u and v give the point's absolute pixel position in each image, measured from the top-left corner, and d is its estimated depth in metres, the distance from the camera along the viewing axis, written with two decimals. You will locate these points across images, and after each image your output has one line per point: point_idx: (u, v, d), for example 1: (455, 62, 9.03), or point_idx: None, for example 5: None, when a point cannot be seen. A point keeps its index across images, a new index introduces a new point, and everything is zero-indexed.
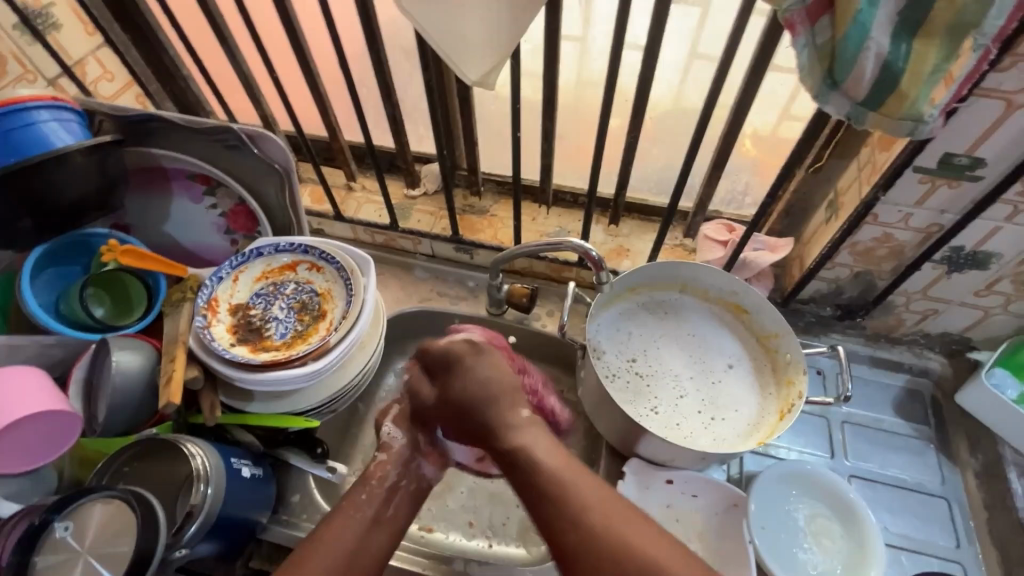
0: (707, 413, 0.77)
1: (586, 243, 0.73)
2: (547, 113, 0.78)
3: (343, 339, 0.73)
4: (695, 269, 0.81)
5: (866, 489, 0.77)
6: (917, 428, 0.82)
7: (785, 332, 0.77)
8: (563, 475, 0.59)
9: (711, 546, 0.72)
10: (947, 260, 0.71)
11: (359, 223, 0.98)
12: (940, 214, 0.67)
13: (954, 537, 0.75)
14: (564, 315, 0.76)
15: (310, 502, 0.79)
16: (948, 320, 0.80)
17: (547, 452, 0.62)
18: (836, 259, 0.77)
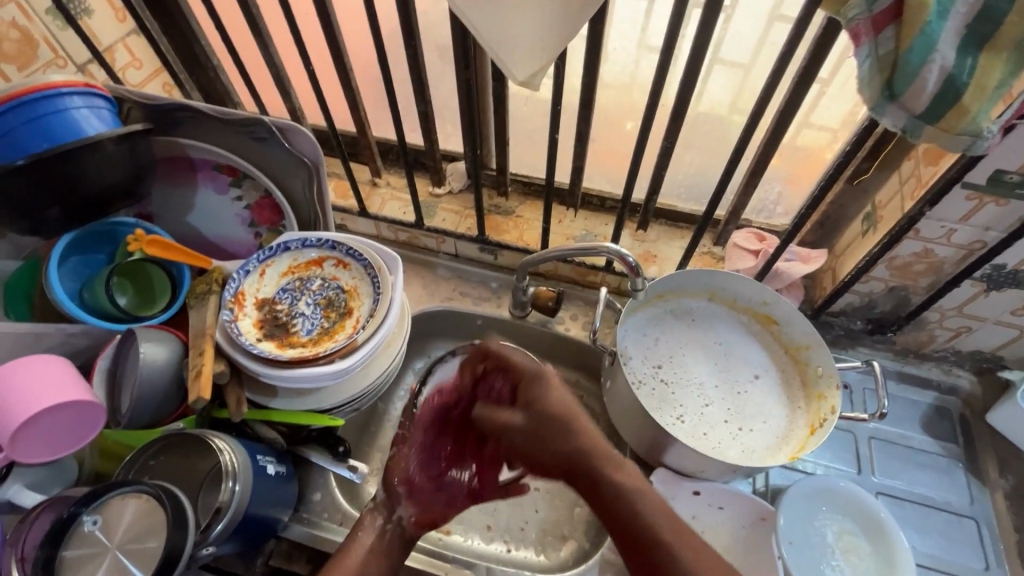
0: (735, 424, 0.76)
1: (621, 248, 0.72)
2: (584, 115, 0.77)
3: (371, 338, 0.72)
4: (727, 278, 0.80)
5: (892, 507, 0.76)
6: (946, 446, 0.81)
7: (817, 344, 0.76)
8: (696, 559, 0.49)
9: (737, 560, 0.71)
10: (987, 278, 0.70)
11: (384, 219, 0.97)
12: (983, 231, 0.66)
13: (983, 558, 0.73)
14: (596, 320, 0.74)
15: (331, 500, 0.77)
16: (981, 337, 0.79)
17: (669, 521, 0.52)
18: (872, 273, 0.76)
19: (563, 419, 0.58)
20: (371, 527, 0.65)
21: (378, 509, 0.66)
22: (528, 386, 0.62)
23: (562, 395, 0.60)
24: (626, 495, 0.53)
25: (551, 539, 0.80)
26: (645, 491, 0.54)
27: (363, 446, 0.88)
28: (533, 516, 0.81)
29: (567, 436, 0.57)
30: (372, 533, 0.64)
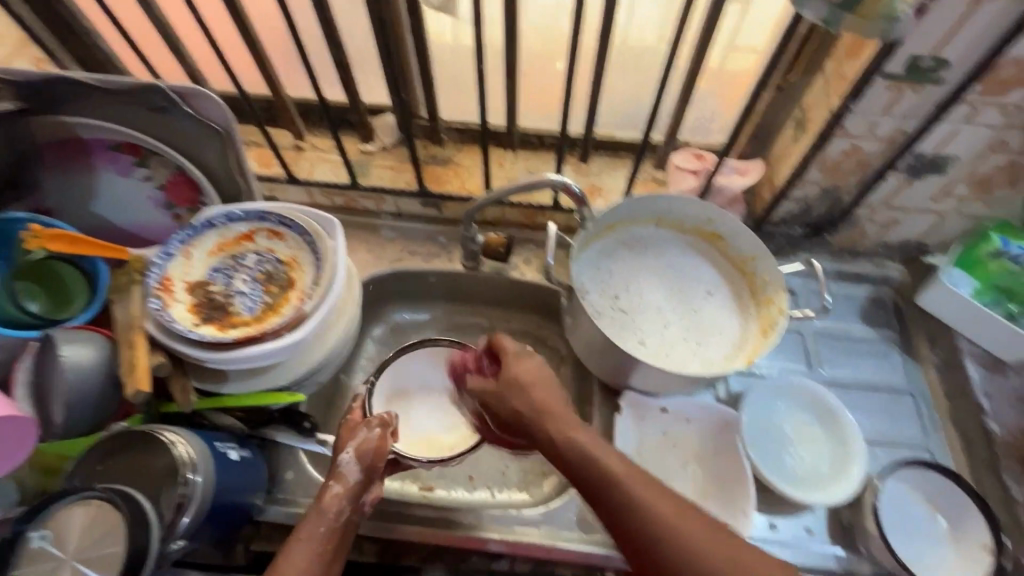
0: (695, 339, 0.78)
1: (565, 177, 0.71)
2: (511, 45, 0.73)
3: (319, 306, 0.69)
4: (671, 200, 0.81)
5: (841, 394, 0.82)
6: (883, 333, 0.87)
7: (762, 253, 0.78)
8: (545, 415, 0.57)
9: (709, 465, 0.74)
10: (909, 167, 0.73)
11: (314, 183, 0.91)
12: (904, 121, 0.68)
13: (921, 427, 0.79)
14: (551, 258, 0.73)
15: (306, 478, 0.74)
16: (908, 227, 0.84)
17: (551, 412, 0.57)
18: (805, 177, 0.78)
19: (531, 386, 0.59)
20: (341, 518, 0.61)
21: (345, 500, 0.62)
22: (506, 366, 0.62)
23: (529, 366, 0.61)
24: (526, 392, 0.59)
25: (533, 478, 0.81)
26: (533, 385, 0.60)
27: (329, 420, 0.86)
28: (512, 459, 0.82)
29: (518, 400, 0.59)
30: (332, 528, 0.60)
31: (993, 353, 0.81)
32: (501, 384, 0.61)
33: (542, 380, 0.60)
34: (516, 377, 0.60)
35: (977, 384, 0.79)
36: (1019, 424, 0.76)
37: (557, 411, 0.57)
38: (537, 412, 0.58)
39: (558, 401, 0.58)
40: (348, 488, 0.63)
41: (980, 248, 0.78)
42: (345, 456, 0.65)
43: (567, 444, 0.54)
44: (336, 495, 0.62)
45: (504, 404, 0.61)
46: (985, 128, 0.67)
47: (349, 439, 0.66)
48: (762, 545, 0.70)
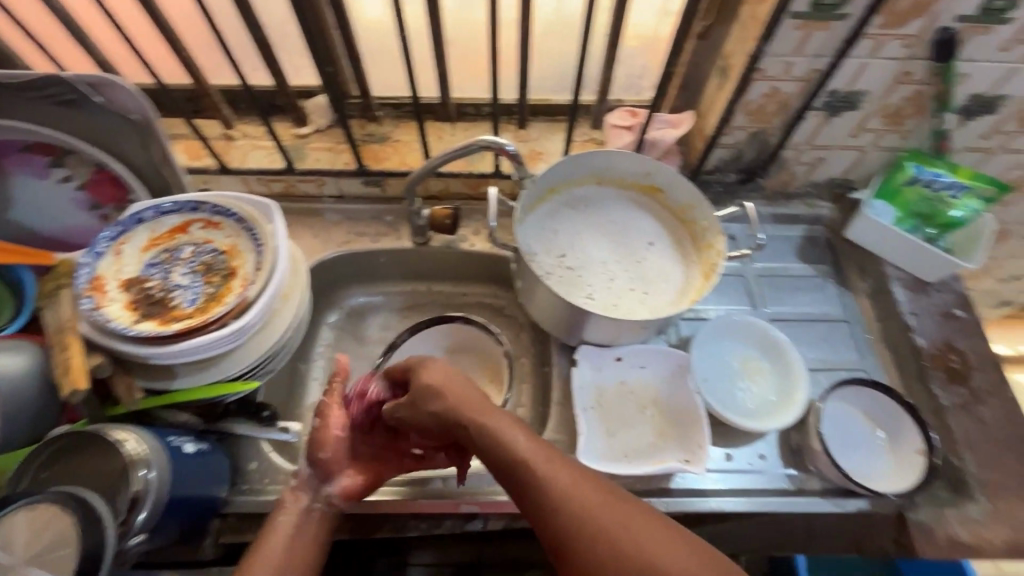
0: (642, 289, 0.80)
1: (501, 138, 0.72)
2: (433, 11, 0.72)
3: (263, 292, 0.68)
4: (608, 157, 0.83)
5: (784, 328, 0.86)
6: (817, 268, 0.91)
7: (698, 200, 0.81)
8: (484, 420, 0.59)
9: (665, 408, 0.77)
10: (826, 105, 0.77)
11: (249, 171, 0.89)
12: (816, 59, 0.71)
13: (858, 350, 0.84)
14: (495, 220, 0.73)
15: (270, 465, 0.73)
16: (832, 165, 0.89)
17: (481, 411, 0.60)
18: (733, 123, 0.80)
19: (447, 389, 0.63)
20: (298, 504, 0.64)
21: (301, 487, 0.65)
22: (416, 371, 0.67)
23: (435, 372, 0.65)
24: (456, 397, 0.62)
25: None
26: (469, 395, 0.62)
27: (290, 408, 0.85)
28: None
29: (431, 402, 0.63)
30: (295, 515, 0.63)
31: (915, 275, 0.87)
32: (412, 391, 0.65)
33: (461, 381, 0.64)
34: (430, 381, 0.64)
35: (904, 304, 0.84)
36: (943, 336, 0.81)
37: (478, 411, 0.60)
38: (456, 411, 0.61)
39: (479, 396, 0.62)
40: (303, 476, 0.66)
41: (897, 177, 0.84)
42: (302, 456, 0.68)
43: (497, 443, 0.57)
44: (291, 488, 0.66)
45: (420, 409, 0.64)
46: (890, 61, 0.71)
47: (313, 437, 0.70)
48: (720, 474, 0.74)
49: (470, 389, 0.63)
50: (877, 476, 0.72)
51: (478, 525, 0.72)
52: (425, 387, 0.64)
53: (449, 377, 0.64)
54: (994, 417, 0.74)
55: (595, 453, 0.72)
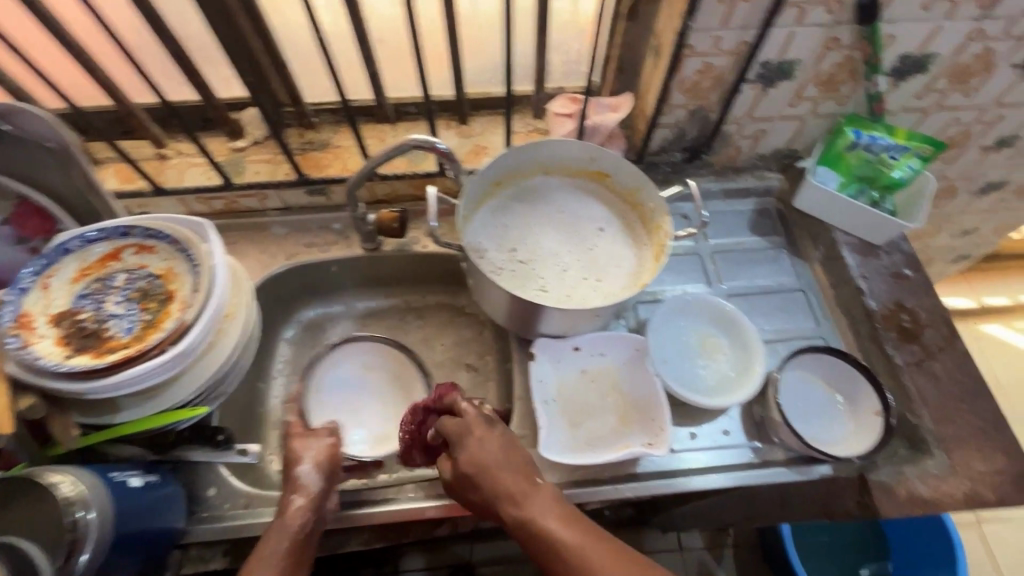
0: (595, 276, 0.79)
1: (430, 136, 0.71)
2: (352, 10, 0.70)
3: (202, 313, 0.66)
4: (551, 146, 0.82)
5: (740, 302, 0.87)
6: (770, 239, 0.92)
7: (643, 182, 0.80)
8: (545, 522, 0.56)
9: (626, 393, 0.77)
10: (760, 77, 0.77)
11: (186, 190, 0.86)
12: (744, 31, 0.70)
13: (814, 318, 0.85)
14: (435, 218, 0.70)
15: (229, 490, 0.71)
16: (775, 136, 0.89)
17: (543, 506, 0.57)
18: (671, 102, 0.80)
19: (491, 475, 0.59)
20: (301, 528, 0.59)
21: (306, 510, 0.60)
22: (460, 443, 0.63)
23: (484, 449, 0.61)
24: (512, 493, 0.58)
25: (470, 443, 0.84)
26: (524, 487, 0.59)
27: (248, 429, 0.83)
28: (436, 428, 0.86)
29: (477, 487, 0.60)
30: (294, 540, 0.58)
31: (864, 239, 0.87)
32: (454, 466, 0.62)
33: (512, 460, 0.60)
34: (473, 464, 0.60)
35: (854, 268, 0.85)
36: (893, 297, 0.81)
37: (539, 508, 0.57)
38: (500, 495, 0.58)
39: (522, 483, 0.59)
40: (308, 500, 0.61)
41: (838, 143, 0.84)
42: (303, 467, 0.63)
43: (556, 547, 0.54)
44: (299, 507, 0.60)
45: (461, 486, 0.62)
46: (816, 27, 0.71)
47: (304, 453, 0.65)
48: (684, 454, 0.74)
49: (514, 468, 0.60)
50: (835, 441, 0.73)
51: (446, 529, 0.72)
52: (477, 467, 0.60)
53: (501, 454, 0.61)
54: (946, 372, 0.75)
55: (558, 444, 0.72)
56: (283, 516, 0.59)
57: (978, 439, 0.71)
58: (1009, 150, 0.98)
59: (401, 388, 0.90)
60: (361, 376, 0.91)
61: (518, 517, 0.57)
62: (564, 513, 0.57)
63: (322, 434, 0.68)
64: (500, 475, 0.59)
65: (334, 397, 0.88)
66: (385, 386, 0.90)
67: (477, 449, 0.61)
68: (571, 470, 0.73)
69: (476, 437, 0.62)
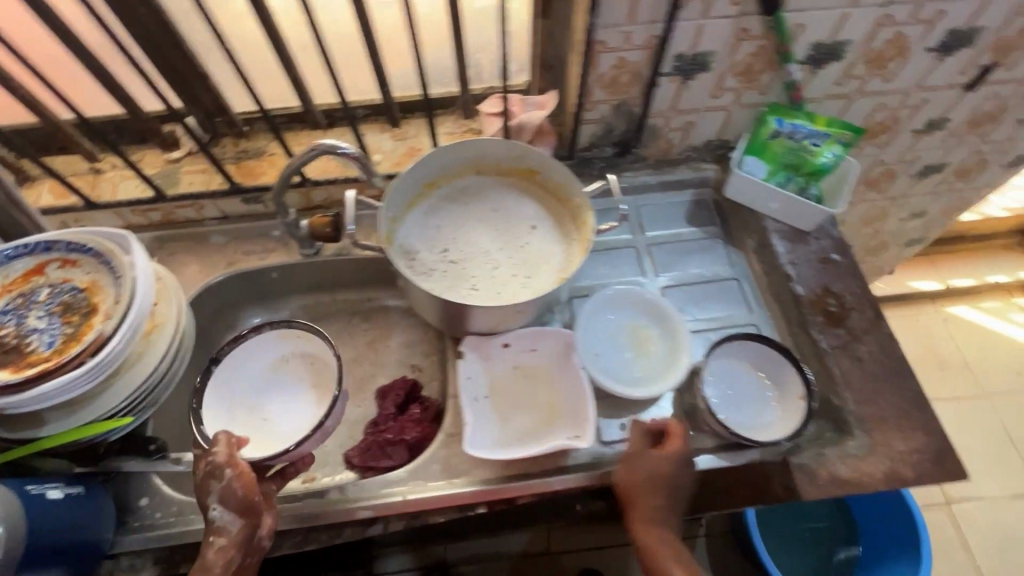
0: (524, 273, 0.80)
1: (336, 140, 0.69)
2: (264, 19, 0.71)
3: (122, 324, 0.66)
4: (479, 146, 0.83)
5: (675, 294, 0.88)
6: (706, 230, 0.93)
7: (569, 178, 0.81)
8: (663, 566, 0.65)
9: (556, 387, 0.78)
10: (677, 70, 0.78)
11: (120, 204, 0.87)
12: (652, 26, 0.71)
13: (747, 305, 0.86)
14: (352, 224, 0.71)
15: (162, 499, 0.72)
16: (704, 127, 0.90)
17: (664, 551, 0.66)
18: (592, 98, 0.81)
19: (653, 492, 0.67)
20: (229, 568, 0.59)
21: (230, 551, 0.60)
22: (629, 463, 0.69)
23: (642, 470, 0.67)
24: (641, 536, 0.67)
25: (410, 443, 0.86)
26: (653, 528, 0.67)
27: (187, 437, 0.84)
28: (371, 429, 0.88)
29: (639, 507, 0.67)
30: None
31: (794, 226, 0.88)
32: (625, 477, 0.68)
33: (663, 485, 0.67)
34: (635, 486, 0.67)
35: (784, 255, 0.85)
36: (821, 282, 0.82)
37: (660, 553, 0.65)
38: (633, 534, 0.67)
39: (656, 516, 0.67)
40: (228, 543, 0.60)
41: (762, 132, 0.85)
42: (214, 512, 0.60)
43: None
44: (221, 549, 0.59)
45: (637, 484, 0.67)
46: (723, 19, 0.72)
47: (209, 492, 0.61)
48: (614, 445, 0.75)
49: (659, 498, 0.67)
50: (763, 428, 0.74)
51: (378, 530, 0.71)
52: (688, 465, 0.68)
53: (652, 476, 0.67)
54: (870, 354, 0.76)
55: (485, 440, 0.74)
56: (203, 562, 0.58)
57: (898, 418, 0.72)
58: (940, 133, 0.99)
59: (317, 380, 0.87)
60: (271, 374, 0.87)
61: (645, 552, 0.66)
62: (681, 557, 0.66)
63: (218, 469, 0.62)
64: (662, 490, 0.67)
65: (247, 396, 0.85)
66: (300, 378, 0.88)
67: (655, 470, 0.67)
68: (501, 465, 0.74)
69: (638, 462, 0.68)
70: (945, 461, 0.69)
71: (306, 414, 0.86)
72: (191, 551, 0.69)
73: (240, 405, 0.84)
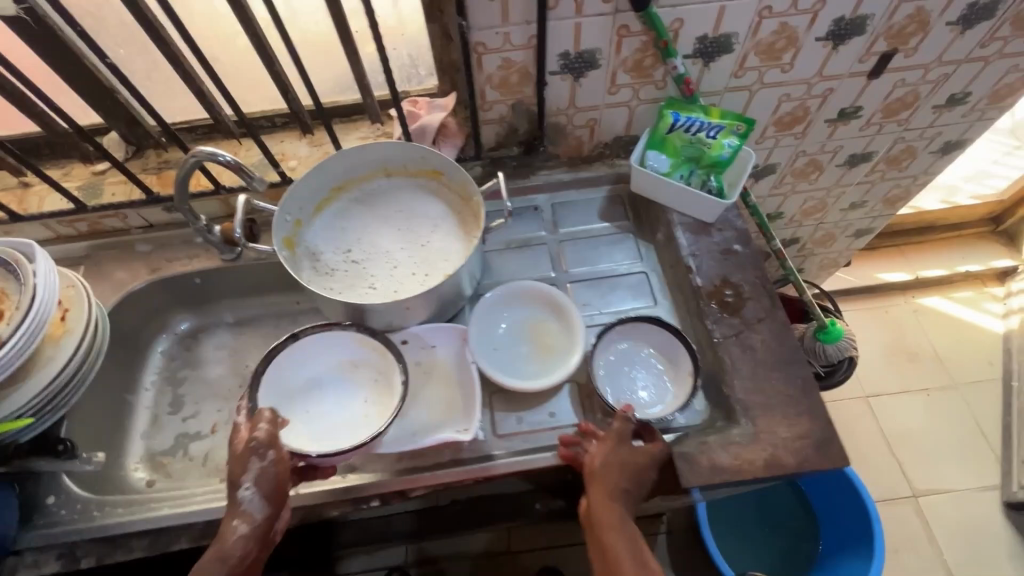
0: (422, 272, 0.82)
1: (212, 147, 0.72)
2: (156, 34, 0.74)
3: (21, 329, 0.69)
4: (380, 150, 0.85)
5: (582, 289, 0.88)
6: (618, 224, 0.94)
7: (466, 178, 0.83)
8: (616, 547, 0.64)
9: (455, 384, 0.80)
10: (566, 68, 0.79)
11: (44, 215, 0.90)
12: (528, 26, 0.73)
13: (652, 298, 0.87)
14: (238, 229, 0.76)
15: (68, 496, 0.75)
16: (610, 124, 0.91)
17: (620, 535, 0.65)
18: (487, 98, 0.83)
19: (625, 473, 0.68)
20: (241, 556, 0.62)
21: (249, 539, 0.63)
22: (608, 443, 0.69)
23: (622, 452, 0.69)
24: (602, 518, 0.66)
25: None
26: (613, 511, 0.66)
27: (109, 437, 0.87)
28: None
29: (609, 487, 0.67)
30: (234, 566, 0.61)
31: (698, 218, 0.88)
32: (605, 455, 0.68)
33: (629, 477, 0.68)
34: (610, 465, 0.68)
35: (686, 247, 0.85)
36: (720, 273, 0.83)
37: (616, 537, 0.65)
38: (593, 513, 0.66)
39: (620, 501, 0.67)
40: (252, 531, 0.63)
41: (660, 126, 0.86)
42: (247, 491, 0.64)
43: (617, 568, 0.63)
44: (241, 535, 0.63)
45: (612, 467, 0.68)
46: (600, 17, 0.73)
47: (247, 473, 0.65)
48: (507, 437, 0.76)
49: (626, 483, 0.68)
50: (657, 411, 0.77)
51: None
52: (655, 464, 0.69)
53: (632, 459, 0.69)
54: (762, 343, 0.77)
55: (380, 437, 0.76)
56: (223, 545, 0.62)
57: (784, 406, 0.72)
58: (856, 122, 0.99)
59: (379, 395, 0.81)
60: (335, 372, 0.83)
61: (601, 533, 0.65)
62: (634, 544, 0.65)
63: (262, 450, 0.67)
64: (638, 471, 0.69)
65: (303, 388, 0.81)
66: (365, 387, 0.83)
67: (624, 458, 0.69)
68: (396, 460, 0.75)
69: (620, 444, 0.69)
70: (827, 447, 0.69)
71: (351, 428, 0.80)
72: (91, 545, 0.71)
73: (290, 393, 0.80)
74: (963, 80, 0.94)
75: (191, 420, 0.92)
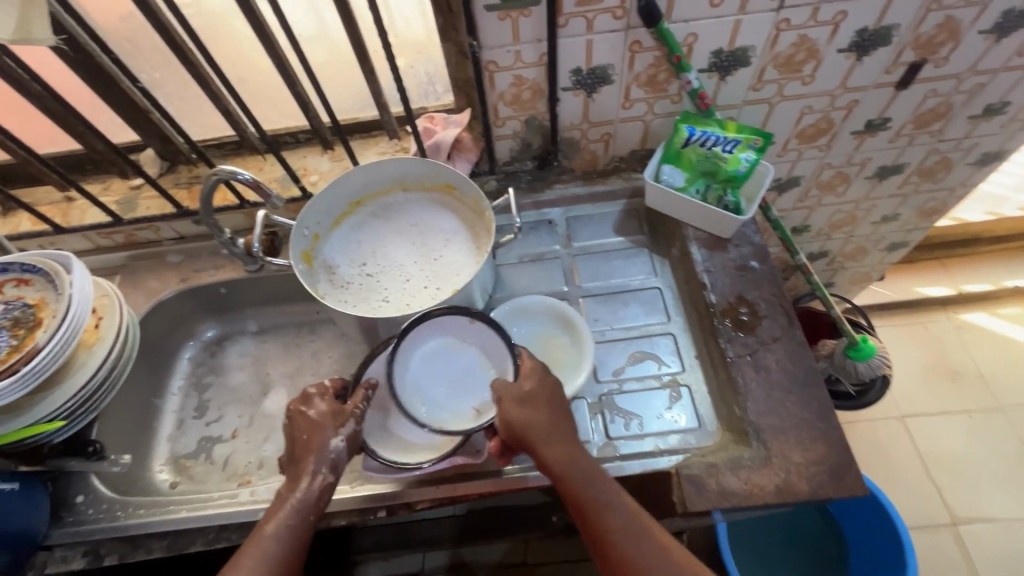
0: (434, 286, 0.83)
1: (233, 166, 0.75)
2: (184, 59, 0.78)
3: (55, 337, 0.73)
4: (395, 165, 0.86)
5: (594, 303, 0.88)
6: (632, 239, 0.93)
7: (478, 193, 0.84)
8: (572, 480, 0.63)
9: None
10: (578, 83, 0.80)
11: (85, 227, 0.96)
12: (539, 44, 0.74)
13: (665, 314, 0.86)
14: (257, 243, 0.81)
15: (96, 496, 0.79)
16: (625, 139, 0.91)
17: (567, 468, 0.63)
18: (500, 115, 0.84)
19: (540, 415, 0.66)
20: (321, 500, 0.63)
21: (329, 488, 0.64)
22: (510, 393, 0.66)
23: (524, 395, 0.66)
24: (545, 460, 0.64)
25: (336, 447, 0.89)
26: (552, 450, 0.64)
27: (137, 439, 0.91)
28: None
29: (534, 429, 0.64)
30: (313, 508, 0.63)
31: (714, 234, 0.86)
32: (512, 403, 0.65)
33: (558, 433, 0.65)
34: (521, 413, 0.65)
35: (702, 264, 0.84)
36: (735, 290, 0.81)
37: (566, 471, 0.63)
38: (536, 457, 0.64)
39: (553, 439, 0.65)
40: (334, 480, 0.65)
41: (676, 140, 0.85)
42: (341, 442, 0.66)
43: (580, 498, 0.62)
44: (328, 483, 0.64)
45: (524, 411, 0.65)
46: (612, 34, 0.73)
47: (344, 425, 0.67)
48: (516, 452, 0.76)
49: (548, 417, 0.66)
50: (672, 426, 0.76)
51: None
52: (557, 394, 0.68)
53: (539, 401, 0.66)
54: (777, 363, 0.75)
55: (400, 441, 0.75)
56: (307, 484, 0.63)
57: (798, 430, 0.70)
58: (884, 134, 0.96)
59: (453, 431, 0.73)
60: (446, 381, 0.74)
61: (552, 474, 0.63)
62: (584, 472, 0.64)
63: (361, 415, 0.69)
64: (548, 408, 0.66)
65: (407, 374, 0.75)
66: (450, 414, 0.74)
67: (529, 399, 0.66)
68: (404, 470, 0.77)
69: (515, 389, 0.67)
70: (842, 474, 0.67)
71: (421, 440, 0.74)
72: (114, 544, 0.75)
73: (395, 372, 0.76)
74: (1000, 89, 0.89)
75: (213, 424, 0.95)
